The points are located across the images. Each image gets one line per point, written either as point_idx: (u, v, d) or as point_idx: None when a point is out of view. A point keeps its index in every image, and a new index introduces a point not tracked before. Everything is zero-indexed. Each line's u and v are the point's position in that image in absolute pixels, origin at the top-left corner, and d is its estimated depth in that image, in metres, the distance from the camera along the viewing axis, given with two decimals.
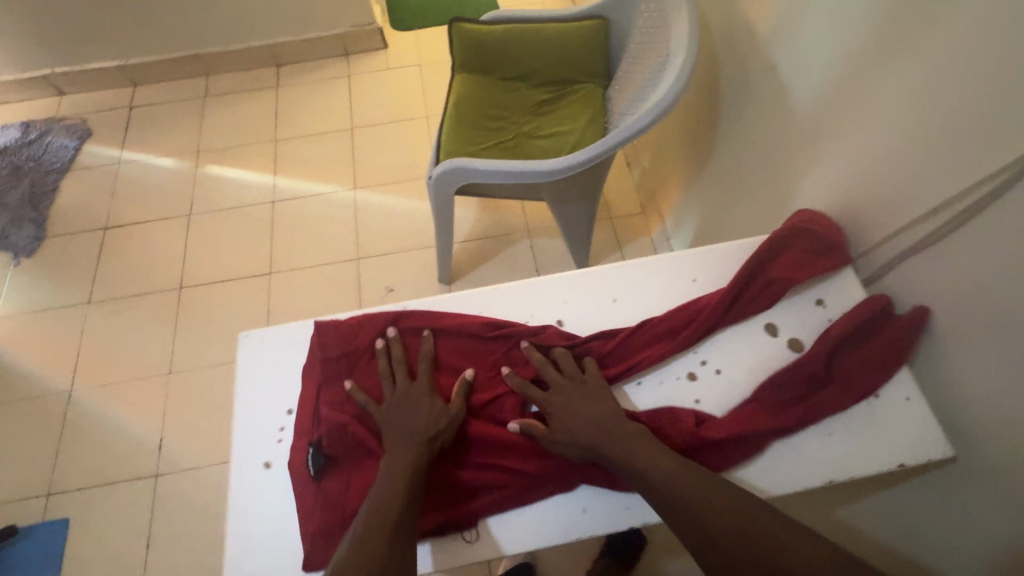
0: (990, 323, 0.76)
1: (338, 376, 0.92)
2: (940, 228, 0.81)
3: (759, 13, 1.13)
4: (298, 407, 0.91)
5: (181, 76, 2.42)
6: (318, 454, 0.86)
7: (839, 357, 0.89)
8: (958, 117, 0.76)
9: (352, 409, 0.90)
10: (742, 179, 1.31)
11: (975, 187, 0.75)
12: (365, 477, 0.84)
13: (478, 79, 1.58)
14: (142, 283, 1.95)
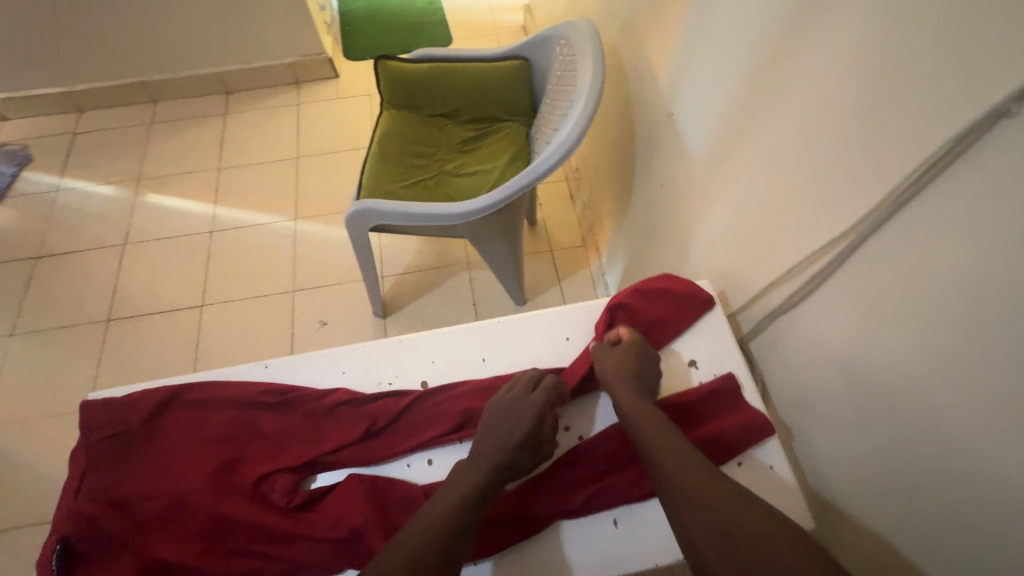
0: (851, 382, 0.75)
1: (110, 458, 0.77)
2: (806, 284, 0.80)
3: (660, 60, 1.14)
4: (61, 495, 0.76)
5: (127, 102, 2.40)
6: (67, 549, 0.69)
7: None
8: (815, 175, 0.76)
9: (118, 496, 0.74)
10: (654, 220, 1.30)
11: (828, 247, 0.75)
12: (119, 575, 0.68)
13: (405, 115, 1.57)
14: (69, 314, 1.90)
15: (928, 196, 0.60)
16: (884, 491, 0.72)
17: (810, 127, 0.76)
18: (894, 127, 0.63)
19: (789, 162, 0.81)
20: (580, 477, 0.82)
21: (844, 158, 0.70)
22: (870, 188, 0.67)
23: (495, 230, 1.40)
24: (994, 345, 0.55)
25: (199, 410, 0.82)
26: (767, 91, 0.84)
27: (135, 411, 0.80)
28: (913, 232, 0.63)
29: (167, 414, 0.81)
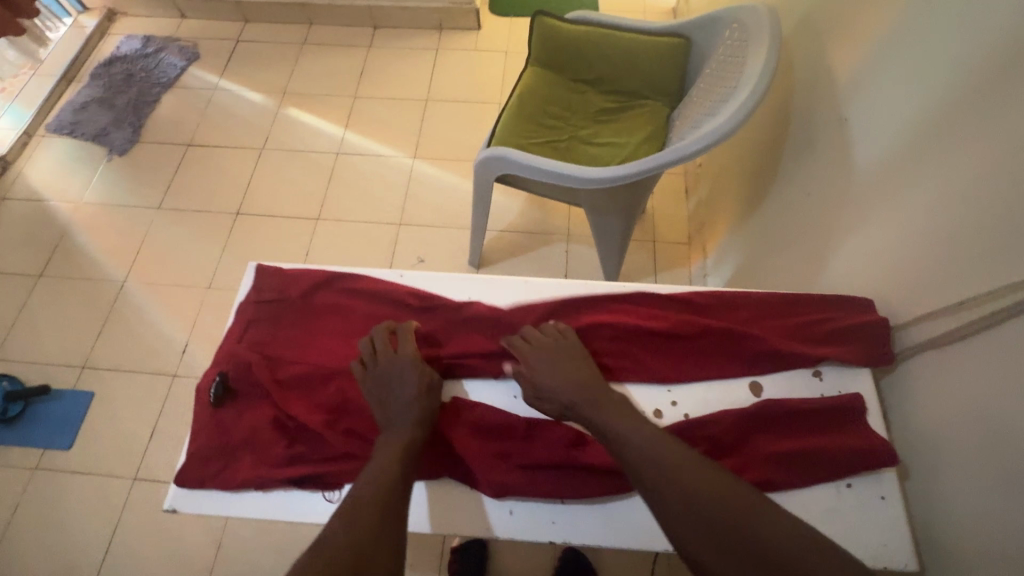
0: (993, 438, 0.69)
1: (267, 319, 0.90)
2: (966, 323, 0.74)
3: (843, 60, 1.06)
4: (224, 338, 0.90)
5: (287, 20, 2.58)
6: (222, 383, 0.84)
7: (774, 430, 0.80)
8: (1005, 212, 0.70)
9: (270, 352, 0.87)
10: (786, 230, 1.24)
11: (999, 292, 0.69)
12: (258, 416, 0.81)
13: (547, 75, 1.58)
14: (206, 201, 2.11)
15: None
16: (994, 555, 0.67)
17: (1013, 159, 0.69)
18: None
19: (982, 188, 0.74)
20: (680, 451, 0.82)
21: None
22: None
23: (614, 205, 1.40)
24: None
25: (347, 299, 0.93)
26: (968, 111, 0.77)
27: (295, 285, 0.93)
28: None
29: (318, 296, 0.93)
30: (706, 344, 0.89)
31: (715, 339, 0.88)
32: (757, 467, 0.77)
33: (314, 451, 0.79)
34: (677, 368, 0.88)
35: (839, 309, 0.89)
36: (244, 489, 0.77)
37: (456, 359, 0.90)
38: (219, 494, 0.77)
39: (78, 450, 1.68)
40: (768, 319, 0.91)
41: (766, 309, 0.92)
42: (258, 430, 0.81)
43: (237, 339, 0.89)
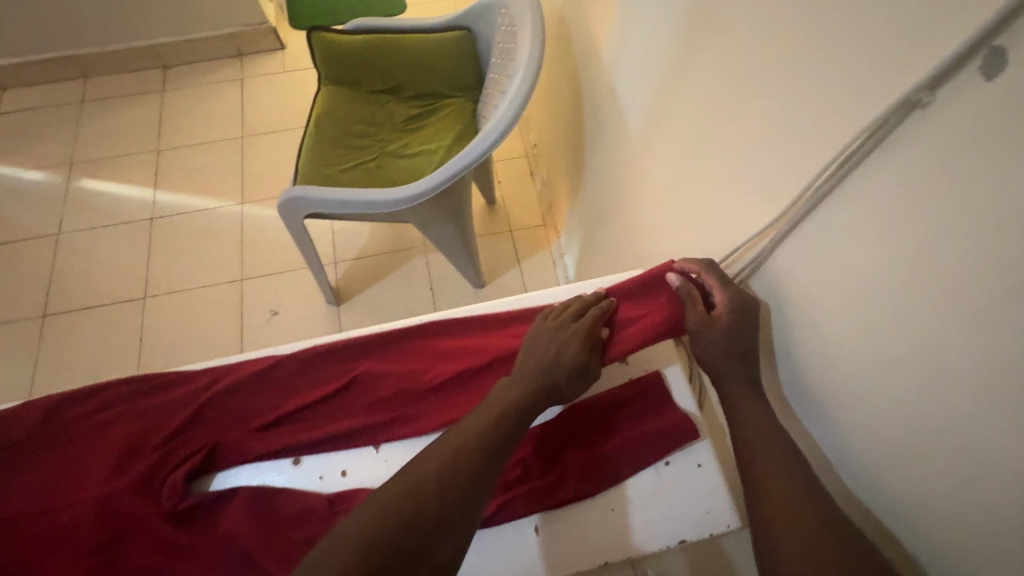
0: (790, 366, 0.76)
1: (2, 474, 0.80)
2: (745, 269, 0.79)
3: (601, 30, 1.08)
4: None
5: (56, 78, 2.23)
6: None
7: (584, 440, 0.85)
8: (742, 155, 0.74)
9: (11, 512, 0.77)
10: (607, 202, 1.25)
11: (754, 240, 0.75)
12: None
13: (345, 93, 1.47)
14: (2, 310, 1.80)
15: (860, 179, 0.57)
16: (828, 472, 0.72)
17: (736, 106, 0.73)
18: (830, 98, 0.57)
19: (725, 139, 0.77)
20: (499, 483, 0.81)
21: (776, 134, 0.67)
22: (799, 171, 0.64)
23: (438, 215, 1.34)
24: (916, 329, 0.54)
25: (103, 417, 0.85)
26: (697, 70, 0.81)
27: (24, 427, 0.82)
28: (845, 216, 0.60)
29: (60, 430, 0.83)
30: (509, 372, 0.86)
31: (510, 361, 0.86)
32: (572, 482, 0.81)
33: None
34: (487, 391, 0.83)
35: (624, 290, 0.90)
36: None
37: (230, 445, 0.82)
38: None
39: None
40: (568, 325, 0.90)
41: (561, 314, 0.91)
42: None
43: None
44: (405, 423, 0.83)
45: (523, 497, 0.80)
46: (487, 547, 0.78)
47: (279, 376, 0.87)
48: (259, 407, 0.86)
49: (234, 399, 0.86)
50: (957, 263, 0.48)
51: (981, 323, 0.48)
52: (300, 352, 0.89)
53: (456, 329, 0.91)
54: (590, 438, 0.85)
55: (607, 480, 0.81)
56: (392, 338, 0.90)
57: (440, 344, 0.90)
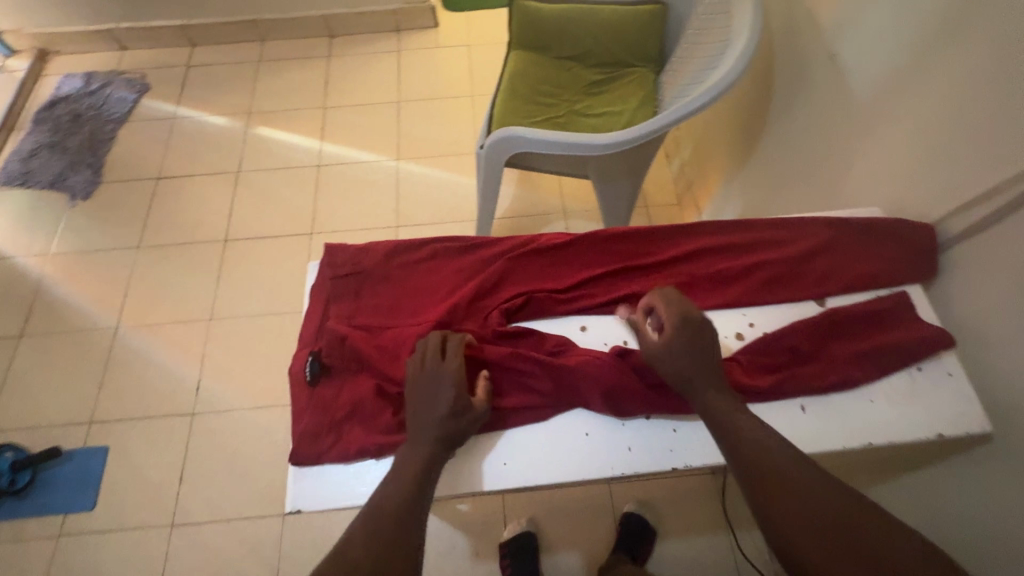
0: (1010, 310, 0.82)
1: (349, 295, 0.90)
2: (977, 220, 0.87)
3: (821, 5, 1.17)
4: (306, 318, 0.89)
5: (238, 39, 2.50)
6: (317, 362, 0.84)
7: (851, 336, 0.85)
8: (1004, 106, 0.82)
9: (360, 324, 0.87)
10: (791, 168, 1.33)
11: (1003, 186, 0.82)
12: (358, 390, 0.82)
13: (532, 57, 1.62)
14: (190, 232, 2.02)
15: None
16: None
17: (1008, 59, 0.81)
18: None
19: (985, 90, 0.85)
20: (766, 366, 0.82)
21: None
22: None
23: (620, 170, 1.45)
24: None
25: (431, 266, 0.92)
26: (955, 31, 0.89)
27: (369, 259, 0.92)
28: None
29: (395, 268, 0.92)
30: (784, 277, 0.89)
31: (783, 269, 0.90)
32: (836, 371, 0.82)
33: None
34: (752, 298, 0.88)
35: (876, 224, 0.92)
36: (358, 457, 0.78)
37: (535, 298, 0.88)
38: (335, 466, 0.78)
39: (104, 507, 1.59)
40: (831, 242, 0.92)
41: (833, 231, 0.93)
42: (359, 404, 0.81)
43: (322, 317, 0.88)
44: (686, 298, 0.88)
45: (791, 382, 0.81)
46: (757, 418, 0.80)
47: (583, 249, 0.93)
48: (562, 274, 0.91)
49: (541, 268, 0.91)
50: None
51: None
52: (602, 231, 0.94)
53: (719, 231, 0.94)
54: (851, 339, 0.84)
55: (871, 377, 0.81)
56: (676, 233, 0.94)
57: (719, 243, 0.92)
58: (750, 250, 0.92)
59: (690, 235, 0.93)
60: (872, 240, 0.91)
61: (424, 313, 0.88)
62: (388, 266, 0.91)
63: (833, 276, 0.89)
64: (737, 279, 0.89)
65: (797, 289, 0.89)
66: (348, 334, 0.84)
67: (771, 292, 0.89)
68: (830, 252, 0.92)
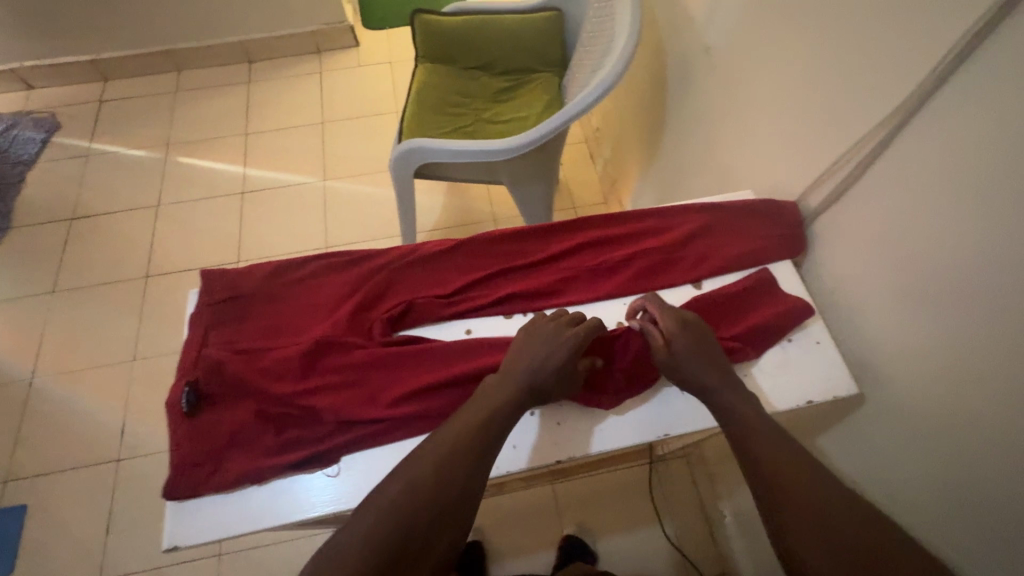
0: (873, 271, 0.87)
1: (228, 319, 0.88)
2: (833, 190, 0.92)
3: (693, 1, 1.23)
4: (183, 347, 0.87)
5: (153, 70, 2.44)
6: (194, 392, 0.81)
7: (729, 316, 0.89)
8: (843, 82, 0.87)
9: (240, 347, 0.85)
10: (689, 158, 1.38)
11: (851, 153, 0.86)
12: (239, 415, 0.80)
13: (439, 69, 1.63)
14: (109, 271, 1.95)
15: (960, 78, 0.69)
16: (913, 358, 0.82)
17: (840, 40, 0.86)
18: (932, 13, 0.71)
19: (825, 69, 0.90)
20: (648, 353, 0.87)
21: (880, 55, 0.79)
22: (905, 77, 0.76)
23: (530, 172, 1.47)
24: (1007, 194, 0.66)
25: (315, 283, 0.93)
26: (798, 17, 0.94)
27: (248, 281, 0.91)
28: (950, 110, 0.71)
29: (277, 288, 0.92)
30: (658, 261, 0.94)
31: (656, 255, 0.94)
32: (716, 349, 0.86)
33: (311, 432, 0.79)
34: (630, 285, 0.92)
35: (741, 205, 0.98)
36: (239, 486, 0.76)
37: (419, 305, 0.90)
38: (216, 498, 0.76)
39: (25, 569, 1.50)
40: (700, 225, 0.97)
41: (702, 215, 0.98)
42: (240, 430, 0.79)
43: (200, 344, 0.86)
44: (568, 291, 0.92)
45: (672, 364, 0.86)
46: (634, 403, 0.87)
47: (465, 253, 0.96)
48: (447, 279, 0.94)
49: (424, 275, 0.94)
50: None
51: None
52: (484, 234, 0.97)
53: (597, 225, 0.99)
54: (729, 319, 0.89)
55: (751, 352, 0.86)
56: (556, 230, 0.98)
57: (596, 236, 0.97)
58: (625, 240, 0.97)
59: (569, 231, 0.98)
60: (739, 220, 0.97)
61: (309, 330, 0.88)
62: (269, 287, 0.91)
63: (703, 256, 0.94)
64: (615, 269, 0.94)
65: (671, 270, 0.93)
66: (226, 359, 0.82)
67: (648, 278, 0.93)
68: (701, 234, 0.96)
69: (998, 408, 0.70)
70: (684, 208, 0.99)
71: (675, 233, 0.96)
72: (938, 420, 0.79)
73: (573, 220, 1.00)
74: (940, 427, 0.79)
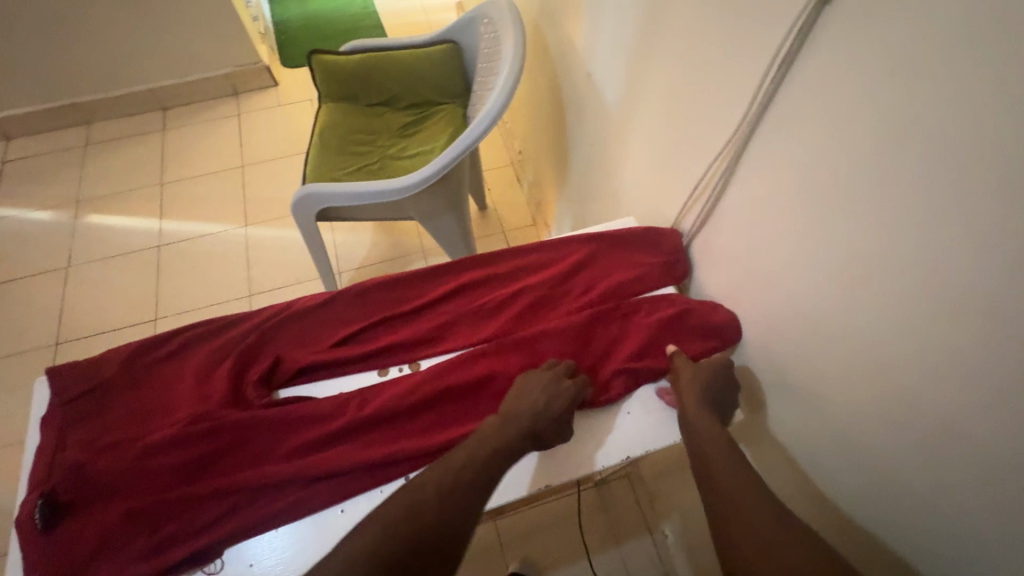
0: (746, 288, 0.88)
1: (87, 415, 0.82)
2: (703, 210, 0.93)
3: (573, 29, 1.24)
4: (35, 457, 0.78)
5: (60, 125, 2.34)
6: (49, 505, 0.73)
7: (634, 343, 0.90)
8: (698, 106, 0.88)
9: (103, 444, 0.79)
10: (592, 181, 1.38)
11: (711, 173, 0.88)
12: (105, 520, 0.72)
13: (341, 108, 1.60)
14: (14, 342, 1.84)
15: (784, 98, 0.71)
16: (790, 372, 0.82)
17: (692, 65, 0.87)
18: (753, 40, 0.72)
19: (683, 93, 0.91)
20: None
21: (723, 79, 0.81)
22: (742, 99, 0.77)
23: (438, 206, 1.45)
24: (834, 206, 0.67)
25: (183, 359, 0.88)
26: (656, 43, 0.96)
27: (106, 369, 0.85)
28: (783, 127, 0.72)
29: (140, 372, 0.86)
30: (541, 295, 0.95)
31: (537, 289, 0.96)
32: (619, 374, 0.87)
33: (184, 527, 0.72)
34: (516, 321, 0.92)
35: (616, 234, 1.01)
36: None
37: (298, 364, 0.87)
38: None
39: None
40: (579, 256, 0.99)
41: (580, 247, 1.01)
42: (109, 536, 0.72)
43: (55, 449, 0.78)
44: (454, 334, 0.91)
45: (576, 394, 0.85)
46: (513, 453, 0.84)
47: (345, 307, 0.95)
48: (327, 335, 0.92)
49: (303, 333, 0.92)
50: (870, 132, 0.60)
51: (892, 176, 0.59)
52: (363, 286, 0.96)
53: (477, 266, 1.00)
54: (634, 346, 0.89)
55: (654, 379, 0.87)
56: (436, 275, 0.99)
57: (477, 276, 0.98)
58: (506, 278, 0.98)
59: (449, 275, 0.99)
60: (615, 250, 1.00)
61: (178, 410, 0.83)
62: (131, 372, 0.85)
63: (581, 288, 0.96)
64: (499, 306, 0.94)
65: (550, 304, 0.95)
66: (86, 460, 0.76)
67: (533, 313, 0.94)
68: (582, 265, 0.98)
69: (865, 415, 0.69)
70: (560, 241, 1.02)
71: (549, 268, 0.99)
72: (819, 433, 0.78)
73: (453, 263, 1.00)
74: (823, 441, 0.78)
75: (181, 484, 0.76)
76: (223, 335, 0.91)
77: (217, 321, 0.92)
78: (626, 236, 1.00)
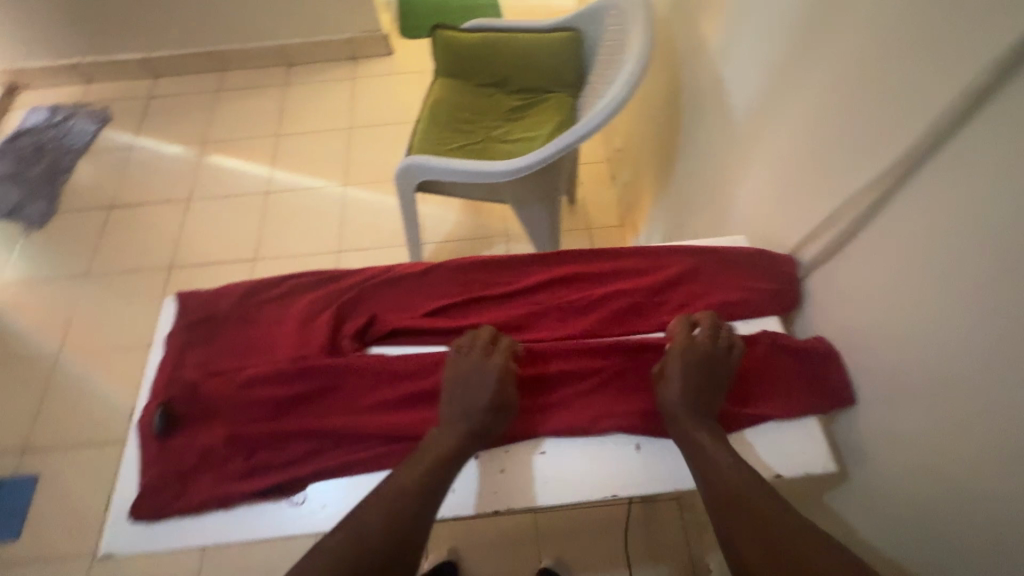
0: (875, 331, 0.81)
1: (203, 340, 0.90)
2: (833, 240, 0.86)
3: (708, 30, 1.19)
4: (159, 368, 0.88)
5: (198, 69, 2.56)
6: (165, 412, 0.82)
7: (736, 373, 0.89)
8: (846, 128, 0.82)
9: (213, 368, 0.87)
10: (697, 192, 1.32)
11: (851, 203, 0.81)
12: (208, 437, 0.80)
13: (454, 84, 1.63)
14: (137, 259, 2.06)
15: (964, 134, 0.64)
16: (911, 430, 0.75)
17: (847, 83, 0.81)
18: (936, 66, 0.66)
19: (830, 113, 0.84)
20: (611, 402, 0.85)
21: (885, 105, 0.74)
22: (908, 128, 0.71)
23: (534, 194, 1.45)
24: (1013, 261, 0.60)
25: (288, 303, 0.95)
26: (805, 55, 0.89)
27: (224, 302, 0.93)
28: (959, 168, 0.65)
29: (251, 309, 0.94)
30: (633, 302, 0.92)
31: (630, 295, 0.93)
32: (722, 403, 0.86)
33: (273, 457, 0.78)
34: (604, 324, 0.91)
35: (722, 253, 0.97)
36: (206, 508, 0.76)
37: (389, 327, 0.91)
38: (184, 519, 0.76)
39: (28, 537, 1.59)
40: (679, 269, 0.96)
41: (681, 259, 0.97)
42: (209, 451, 0.79)
43: (175, 364, 0.87)
44: (539, 325, 0.91)
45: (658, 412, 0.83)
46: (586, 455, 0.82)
47: (439, 280, 0.97)
48: (418, 304, 0.95)
49: (397, 298, 0.95)
50: None
51: None
52: (459, 263, 0.99)
53: (572, 262, 0.99)
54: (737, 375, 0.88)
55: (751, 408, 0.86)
56: (529, 264, 0.99)
57: (570, 272, 0.97)
58: (600, 279, 0.97)
59: (543, 266, 0.99)
60: (719, 269, 0.96)
61: (279, 349, 0.89)
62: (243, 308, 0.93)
63: (675, 302, 0.93)
64: (588, 306, 0.93)
65: (642, 313, 0.92)
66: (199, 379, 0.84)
67: (623, 318, 0.92)
68: (680, 278, 0.95)
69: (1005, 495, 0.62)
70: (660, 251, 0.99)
71: (645, 276, 0.96)
72: (942, 504, 0.71)
73: (547, 255, 1.00)
74: (943, 513, 0.71)
75: (274, 417, 0.82)
76: (325, 287, 0.96)
77: (322, 273, 0.98)
78: (733, 257, 0.96)
